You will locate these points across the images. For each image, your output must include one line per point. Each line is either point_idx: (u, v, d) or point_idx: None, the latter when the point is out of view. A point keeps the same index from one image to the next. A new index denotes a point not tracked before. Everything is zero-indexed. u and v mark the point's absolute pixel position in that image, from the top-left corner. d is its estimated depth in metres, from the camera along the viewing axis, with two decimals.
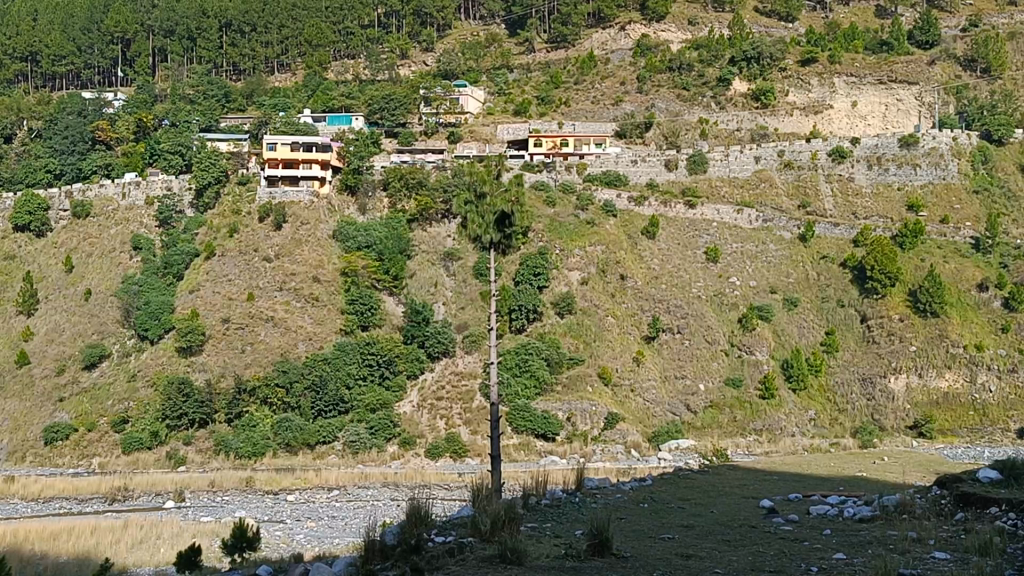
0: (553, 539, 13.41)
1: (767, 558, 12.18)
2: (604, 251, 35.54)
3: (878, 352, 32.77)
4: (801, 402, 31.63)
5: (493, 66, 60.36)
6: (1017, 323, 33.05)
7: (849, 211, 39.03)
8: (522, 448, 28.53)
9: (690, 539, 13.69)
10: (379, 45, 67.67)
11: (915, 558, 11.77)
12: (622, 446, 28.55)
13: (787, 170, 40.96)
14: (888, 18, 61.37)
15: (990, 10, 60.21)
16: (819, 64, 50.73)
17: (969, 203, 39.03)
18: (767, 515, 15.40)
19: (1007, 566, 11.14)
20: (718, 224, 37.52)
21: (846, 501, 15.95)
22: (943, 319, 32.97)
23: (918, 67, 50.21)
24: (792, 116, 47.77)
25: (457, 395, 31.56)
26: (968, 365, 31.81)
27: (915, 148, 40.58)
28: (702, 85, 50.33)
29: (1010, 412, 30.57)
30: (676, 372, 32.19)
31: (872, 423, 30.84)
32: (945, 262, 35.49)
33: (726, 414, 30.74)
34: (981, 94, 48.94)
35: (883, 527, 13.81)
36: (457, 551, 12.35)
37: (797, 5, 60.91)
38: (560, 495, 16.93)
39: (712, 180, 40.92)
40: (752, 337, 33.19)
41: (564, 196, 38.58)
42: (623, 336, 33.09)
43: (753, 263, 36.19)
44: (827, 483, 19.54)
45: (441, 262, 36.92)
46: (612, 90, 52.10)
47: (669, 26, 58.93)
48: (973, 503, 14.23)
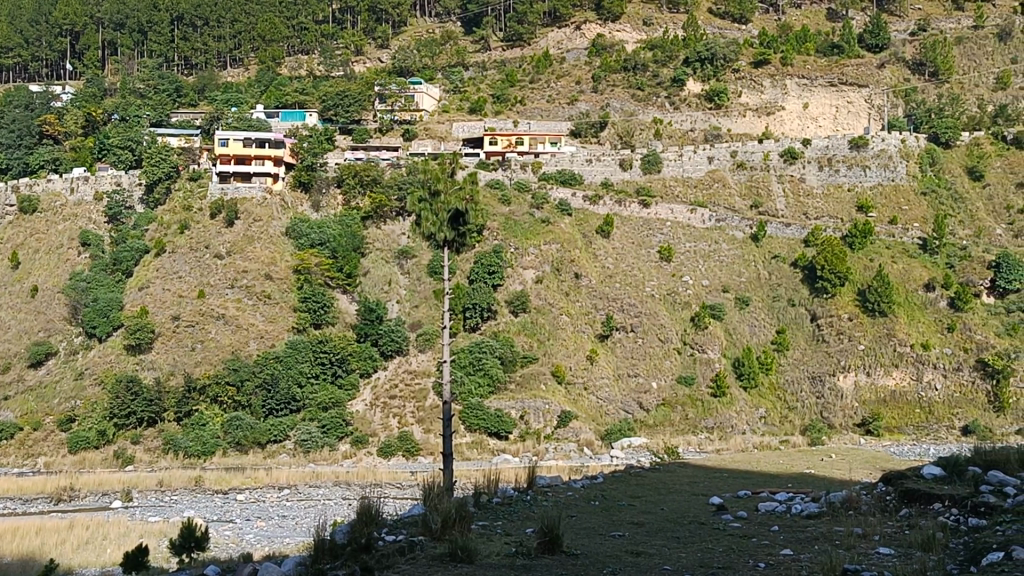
0: (503, 537, 13.40)
1: (716, 555, 12.26)
2: (559, 249, 35.52)
3: (828, 351, 33.17)
4: (752, 401, 31.92)
5: (448, 63, 60.35)
6: (962, 323, 33.63)
7: (800, 211, 39.45)
8: (475, 446, 28.49)
9: (639, 536, 13.74)
10: (333, 42, 67.13)
11: (860, 553, 11.91)
12: (574, 444, 28.53)
13: (740, 171, 41.32)
14: (839, 21, 62.17)
15: (938, 14, 61.28)
16: (772, 66, 51.11)
17: (917, 205, 39.55)
18: (717, 512, 15.52)
19: (950, 561, 11.35)
20: (672, 223, 37.76)
21: (794, 499, 16.12)
22: (890, 319, 33.54)
23: (868, 70, 51.05)
24: (745, 117, 48.21)
25: (410, 393, 31.26)
26: (915, 364, 32.33)
27: (865, 150, 41.13)
28: (657, 86, 50.65)
29: (955, 410, 31.20)
30: (628, 370, 32.29)
31: (822, 420, 31.23)
32: (893, 262, 36.08)
33: (678, 411, 30.93)
34: (929, 97, 49.65)
35: (830, 523, 13.98)
36: (407, 549, 12.30)
37: (750, 7, 61.48)
38: (512, 493, 16.91)
39: (666, 180, 41.13)
40: (704, 336, 33.41)
41: (518, 195, 38.62)
42: (576, 334, 33.13)
43: (705, 262, 36.49)
44: (776, 480, 19.71)
45: (395, 260, 36.74)
46: (567, 89, 52.10)
47: (624, 26, 59.28)
48: (918, 499, 14.48)
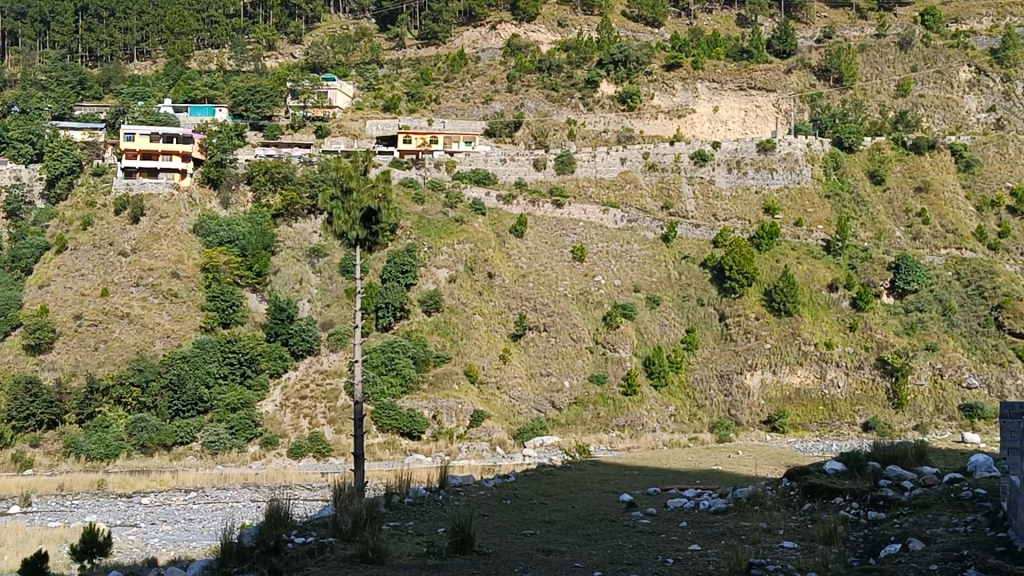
0: (414, 537, 13.33)
1: (625, 552, 12.38)
2: (472, 248, 35.48)
3: (736, 350, 33.85)
4: (662, 399, 32.46)
5: (362, 60, 59.89)
6: (864, 322, 34.64)
7: (709, 212, 40.15)
8: (387, 447, 28.27)
9: (550, 534, 13.81)
10: (245, 36, 65.85)
11: (765, 548, 12.17)
12: (487, 444, 28.44)
13: (652, 172, 41.86)
14: (749, 26, 63.46)
15: (843, 22, 63.04)
16: (683, 69, 51.83)
17: (821, 207, 40.55)
18: (627, 509, 15.69)
19: (850, 554, 11.68)
20: (585, 223, 38.10)
21: (701, 495, 16.39)
22: (795, 318, 34.37)
23: (776, 75, 52.16)
24: (657, 119, 48.91)
25: (321, 393, 30.89)
26: (819, 363, 33.17)
27: (772, 153, 42.08)
28: (571, 86, 50.98)
29: (857, 407, 32.10)
30: (541, 370, 32.42)
31: (730, 418, 31.85)
32: (798, 263, 37.02)
33: (589, 410, 31.16)
34: (833, 102, 51.00)
35: (736, 518, 14.24)
36: (317, 551, 12.17)
37: (663, 11, 62.27)
38: (423, 493, 16.83)
39: (579, 180, 41.46)
40: (616, 335, 33.71)
41: (431, 194, 38.49)
42: (490, 333, 33.13)
43: (617, 262, 36.91)
44: (685, 476, 20.01)
45: (306, 258, 36.26)
46: (482, 88, 52.06)
47: (539, 27, 59.48)
48: (820, 494, 14.84)
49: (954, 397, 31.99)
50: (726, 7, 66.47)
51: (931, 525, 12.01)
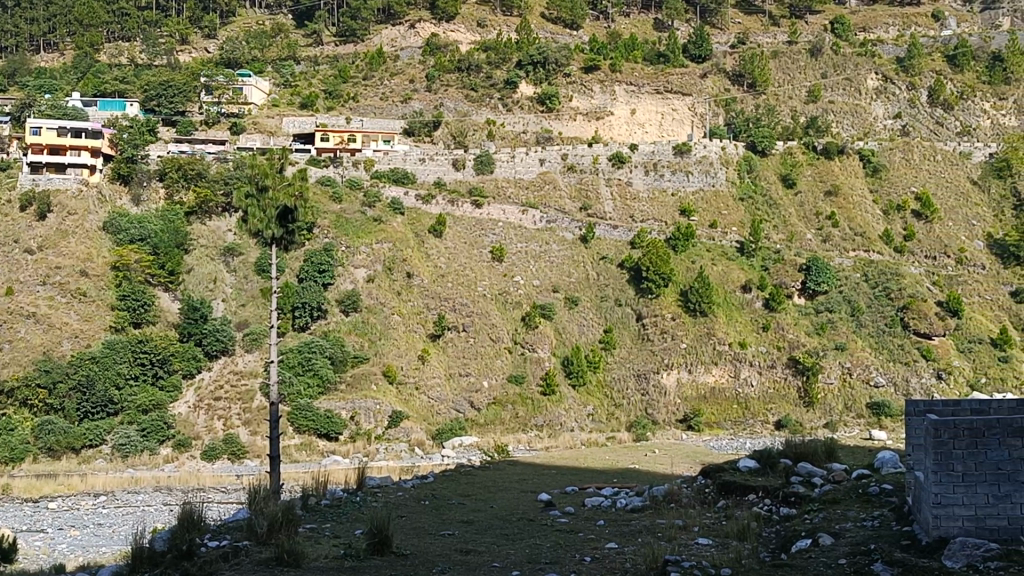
0: (331, 539, 13.17)
1: (544, 551, 12.45)
2: (391, 248, 35.27)
3: (652, 349, 34.29)
4: (580, 398, 32.68)
5: (278, 57, 59.04)
6: (776, 322, 35.44)
7: (627, 214, 40.45)
8: (304, 448, 27.50)
9: (469, 534, 13.79)
10: (157, 29, 64.35)
11: (680, 545, 12.36)
12: (405, 445, 28.22)
13: (570, 174, 42.17)
14: (665, 31, 64.34)
15: (756, 29, 64.36)
16: (601, 72, 52.35)
17: (735, 210, 41.34)
18: (545, 508, 15.76)
19: (763, 549, 11.93)
20: (504, 223, 38.25)
21: (618, 493, 16.56)
22: (710, 318, 34.98)
23: (692, 80, 53.10)
24: (575, 121, 49.29)
25: (235, 394, 30.39)
26: (732, 362, 33.79)
27: (688, 156, 42.90)
28: (490, 87, 51.02)
29: (769, 405, 32.77)
30: (460, 370, 32.33)
31: (646, 417, 32.27)
32: (713, 264, 37.70)
33: (508, 410, 31.19)
34: (746, 107, 52.04)
35: (653, 516, 14.44)
36: (232, 554, 11.95)
37: (581, 14, 62.55)
38: (341, 495, 16.66)
39: (498, 180, 41.52)
40: (535, 335, 33.91)
41: (349, 193, 38.14)
42: (408, 334, 32.93)
43: (536, 263, 37.10)
44: (603, 475, 20.21)
45: (221, 257, 35.66)
46: (401, 87, 51.77)
47: (458, 27, 59.42)
48: (734, 491, 15.12)
49: (862, 395, 32.92)
50: (642, 12, 67.33)
51: (840, 520, 12.34)
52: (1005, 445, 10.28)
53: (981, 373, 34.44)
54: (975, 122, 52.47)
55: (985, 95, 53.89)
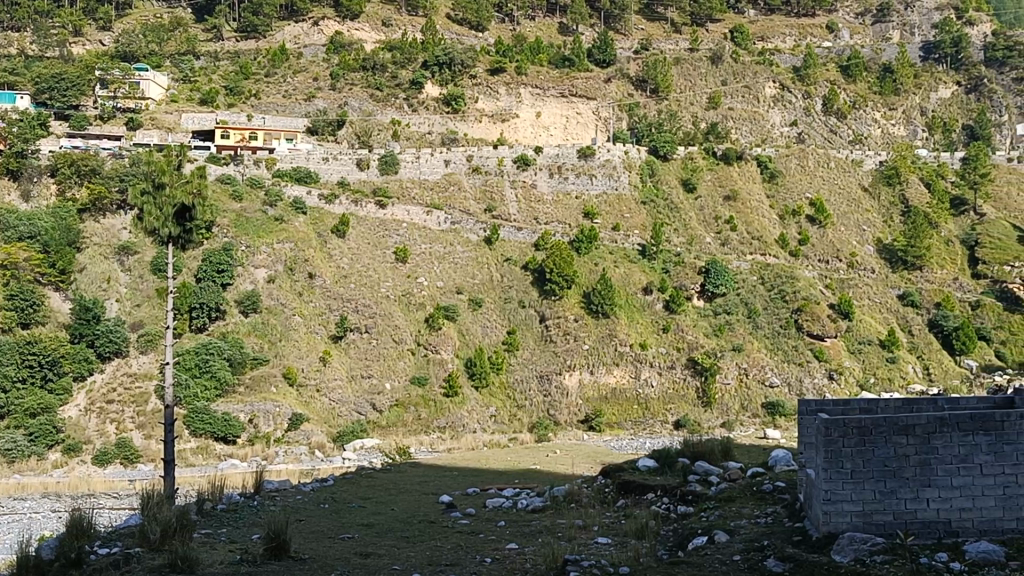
0: (227, 545, 12.88)
1: (444, 553, 12.41)
2: (293, 248, 34.66)
3: (555, 351, 34.53)
4: (482, 400, 32.70)
5: (178, 51, 57.66)
6: (676, 324, 36.09)
7: (531, 216, 40.70)
8: (200, 452, 26.66)
9: (368, 537, 13.64)
10: (48, 19, 62.09)
11: (580, 544, 12.45)
12: (306, 447, 27.74)
13: (475, 175, 42.14)
14: (570, 35, 65.02)
15: (659, 35, 65.47)
16: (506, 74, 52.55)
17: (638, 213, 41.92)
18: (446, 510, 15.68)
19: (661, 547, 12.10)
20: (408, 224, 38.06)
21: (519, 494, 16.62)
22: (612, 320, 35.41)
23: (596, 84, 53.90)
24: (481, 123, 49.39)
25: (129, 397, 29.58)
26: (633, 363, 34.25)
27: (592, 160, 43.25)
28: (395, 87, 50.70)
29: (669, 405, 33.29)
30: (362, 371, 31.95)
31: (548, 418, 32.46)
32: (615, 267, 38.17)
33: (411, 412, 31.00)
34: (649, 112, 52.93)
35: (553, 515, 14.54)
36: (122, 562, 11.59)
37: (487, 15, 62.57)
38: (238, 499, 16.34)
39: (403, 181, 41.23)
40: (438, 336, 33.80)
41: (250, 191, 37.31)
42: (310, 335, 32.36)
43: (441, 263, 37.01)
44: (505, 476, 20.27)
45: (115, 255, 34.64)
46: (304, 85, 51.03)
47: (363, 25, 58.96)
48: (633, 490, 15.33)
49: (758, 395, 33.71)
50: (548, 15, 67.79)
51: (736, 517, 12.60)
52: (892, 442, 10.55)
53: (870, 374, 35.82)
54: (866, 131, 54.64)
55: (876, 104, 56.25)
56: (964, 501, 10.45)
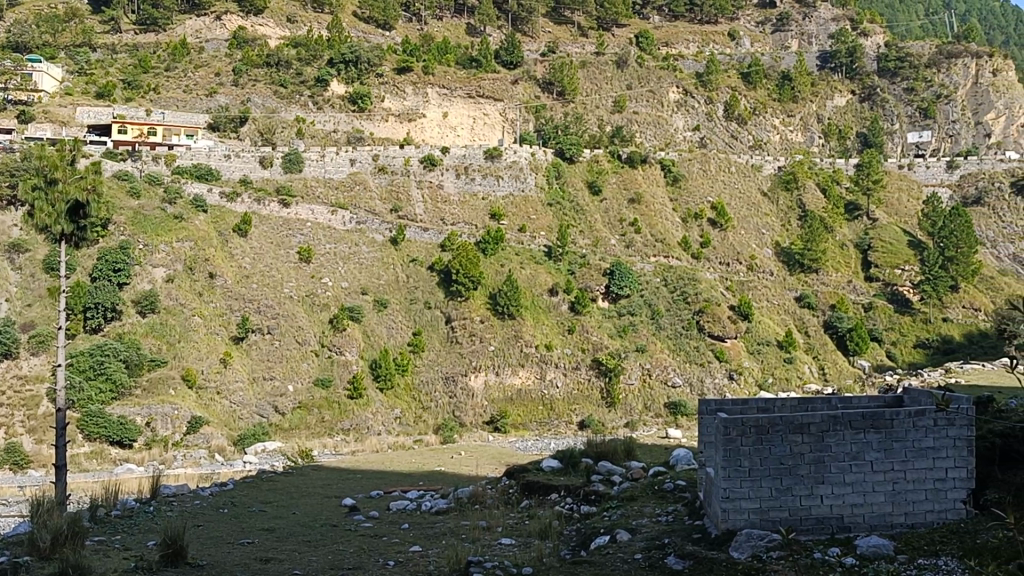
0: (122, 552, 12.51)
1: (346, 557, 12.27)
2: (193, 247, 33.72)
3: (460, 352, 34.49)
4: (387, 401, 32.43)
5: (73, 43, 55.81)
6: (581, 325, 36.41)
7: (437, 217, 40.58)
8: (95, 456, 25.69)
9: (268, 542, 13.40)
10: None
11: (483, 545, 12.45)
12: (205, 451, 27.11)
13: (381, 174, 41.77)
14: (477, 37, 65.09)
15: (566, 38, 66.05)
16: (413, 73, 52.37)
17: (543, 215, 42.19)
18: (349, 513, 15.51)
19: (564, 546, 12.18)
20: (312, 224, 37.61)
21: (423, 497, 16.56)
22: (518, 321, 35.55)
23: (503, 85, 54.21)
24: (387, 122, 48.97)
25: (19, 400, 28.47)
26: (538, 364, 34.45)
27: (498, 161, 43.30)
28: (299, 84, 49.88)
29: (574, 406, 33.58)
30: (264, 373, 31.39)
31: (454, 419, 32.40)
32: (521, 268, 38.37)
33: (314, 414, 30.61)
34: (555, 115, 53.65)
35: (457, 517, 14.51)
36: (9, 571, 11.14)
37: (394, 14, 62.18)
38: (133, 504, 15.89)
39: (307, 180, 40.55)
40: (342, 337, 33.51)
41: (148, 187, 36.00)
42: (210, 336, 31.49)
43: (345, 264, 36.67)
44: (409, 478, 20.16)
45: (5, 253, 33.30)
46: (205, 80, 49.83)
47: (267, 21, 57.99)
48: (536, 491, 15.42)
49: (660, 395, 34.26)
50: (456, 15, 67.70)
51: (637, 517, 12.77)
52: (788, 440, 10.82)
53: (769, 374, 36.75)
54: (766, 137, 56.52)
55: (775, 111, 58.08)
56: (855, 497, 10.80)
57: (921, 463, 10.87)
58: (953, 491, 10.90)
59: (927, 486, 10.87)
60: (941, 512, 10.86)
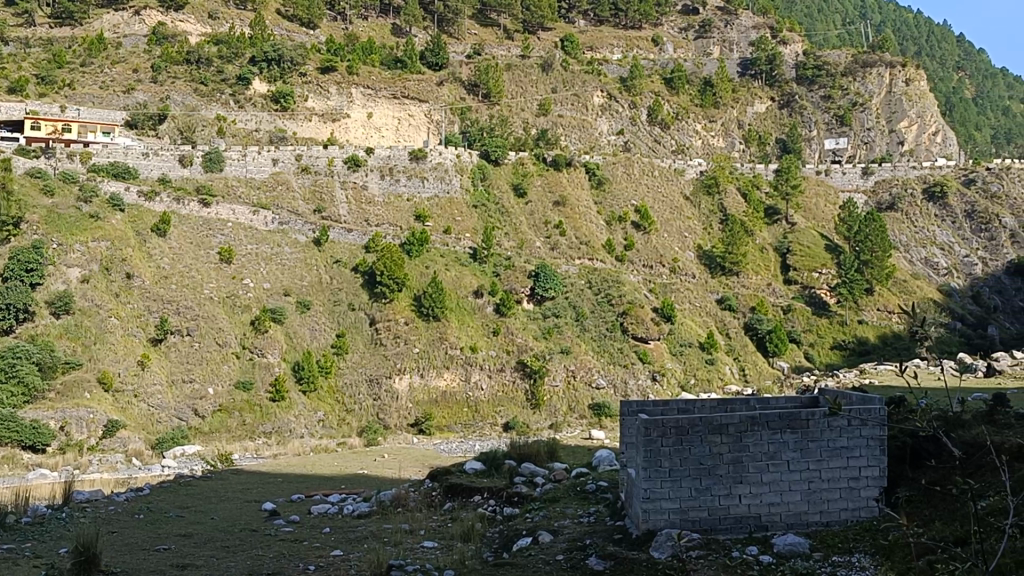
0: (32, 560, 12.12)
1: (265, 562, 12.11)
2: (109, 247, 32.86)
3: (385, 354, 34.31)
4: (310, 404, 32.02)
5: None
6: (505, 327, 36.51)
7: (361, 218, 40.26)
8: (6, 461, 24.71)
9: (186, 548, 13.13)
10: None
11: (406, 549, 12.38)
12: (122, 455, 26.40)
13: (304, 175, 41.27)
14: (403, 37, 64.76)
15: (492, 41, 66.14)
16: (338, 73, 51.98)
17: (468, 217, 42.17)
18: (269, 518, 15.30)
19: (487, 549, 12.19)
20: (233, 224, 37.07)
21: (345, 500, 16.41)
22: (442, 323, 35.54)
23: (428, 87, 54.26)
24: (311, 122, 48.83)
25: None
26: (463, 366, 34.42)
27: (423, 162, 43.21)
28: (221, 82, 48.86)
29: (498, 408, 33.64)
30: (183, 376, 30.75)
31: (377, 422, 32.16)
32: (446, 270, 38.32)
33: (234, 417, 30.10)
34: (480, 117, 53.76)
35: (379, 521, 14.41)
36: None
37: (319, 13, 61.54)
38: (44, 511, 15.41)
39: (228, 179, 39.85)
40: (264, 340, 33.04)
41: (63, 185, 34.88)
42: (127, 338, 30.73)
43: (267, 264, 36.18)
44: (331, 481, 19.95)
45: None
46: (123, 76, 48.62)
47: (188, 17, 56.89)
48: (459, 493, 15.40)
49: (584, 396, 34.51)
50: (381, 16, 67.31)
51: (560, 517, 12.86)
52: (707, 441, 10.96)
53: (691, 375, 37.30)
54: (688, 141, 57.47)
55: (697, 116, 59.13)
56: (772, 496, 11.00)
57: (836, 462, 11.11)
58: (866, 490, 11.18)
59: (842, 484, 11.13)
60: (854, 510, 11.13)
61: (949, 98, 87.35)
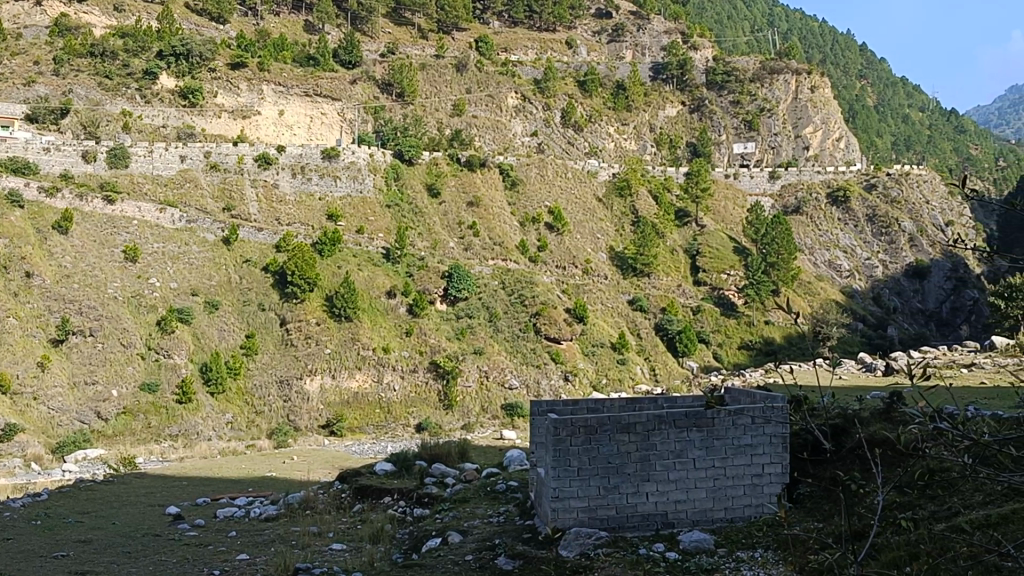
0: None
1: (168, 567, 11.86)
2: (7, 245, 31.72)
3: (295, 355, 33.87)
4: (218, 406, 31.41)
5: None
6: (418, 328, 36.40)
7: (272, 217, 39.63)
8: None
9: (84, 555, 12.76)
10: None
11: (313, 551, 12.24)
12: (20, 459, 25.33)
13: (213, 172, 40.49)
14: (316, 34, 64.08)
15: (406, 40, 65.73)
16: (248, 69, 51.29)
17: (381, 217, 41.81)
18: (173, 522, 14.98)
19: (395, 550, 12.13)
20: (138, 222, 36.19)
21: (252, 503, 16.16)
22: (354, 323, 35.29)
23: (341, 84, 53.93)
24: (220, 118, 48.16)
25: None
26: (375, 366, 34.20)
27: (336, 161, 42.79)
28: (126, 76, 47.43)
29: (411, 408, 33.50)
30: (85, 378, 29.86)
31: (288, 423, 31.65)
32: (358, 270, 38.02)
33: (139, 420, 29.44)
34: (394, 116, 53.47)
35: (286, 524, 14.22)
36: None
37: (229, 8, 60.27)
38: None
39: (134, 175, 38.90)
40: (171, 340, 32.29)
41: None
42: (26, 338, 29.65)
43: (174, 264, 35.38)
44: (237, 484, 19.62)
45: None
46: (23, 68, 46.17)
47: (92, 9, 55.52)
48: (369, 495, 15.32)
49: (497, 396, 34.55)
50: (292, 12, 66.47)
51: (469, 518, 12.88)
52: (615, 440, 11.03)
53: (603, 374, 37.67)
54: (601, 144, 58.12)
55: (609, 119, 60.05)
56: (678, 493, 11.20)
57: (740, 460, 11.36)
58: (769, 487, 11.46)
59: (745, 481, 11.39)
60: (758, 506, 11.40)
61: (853, 106, 89.90)
